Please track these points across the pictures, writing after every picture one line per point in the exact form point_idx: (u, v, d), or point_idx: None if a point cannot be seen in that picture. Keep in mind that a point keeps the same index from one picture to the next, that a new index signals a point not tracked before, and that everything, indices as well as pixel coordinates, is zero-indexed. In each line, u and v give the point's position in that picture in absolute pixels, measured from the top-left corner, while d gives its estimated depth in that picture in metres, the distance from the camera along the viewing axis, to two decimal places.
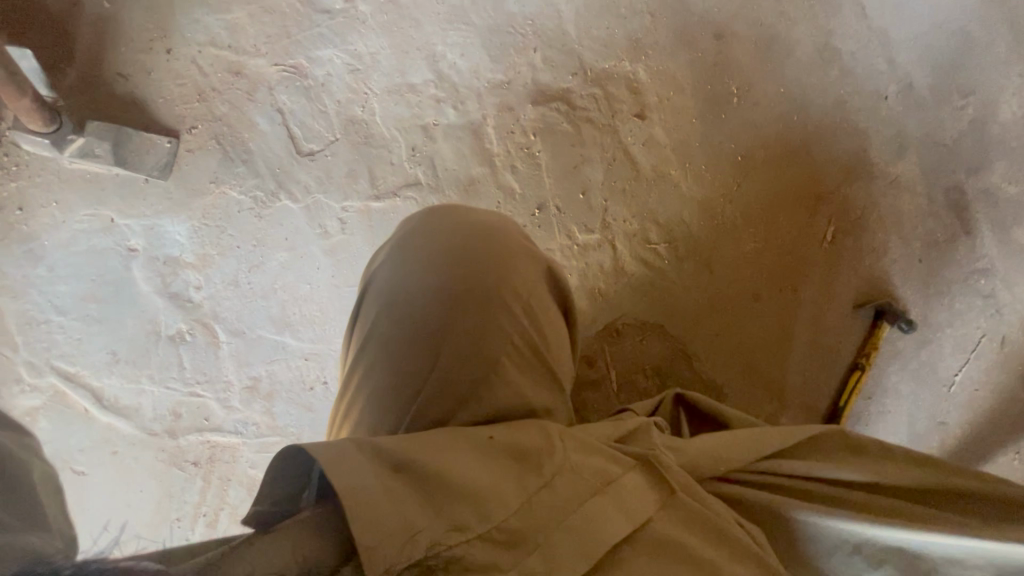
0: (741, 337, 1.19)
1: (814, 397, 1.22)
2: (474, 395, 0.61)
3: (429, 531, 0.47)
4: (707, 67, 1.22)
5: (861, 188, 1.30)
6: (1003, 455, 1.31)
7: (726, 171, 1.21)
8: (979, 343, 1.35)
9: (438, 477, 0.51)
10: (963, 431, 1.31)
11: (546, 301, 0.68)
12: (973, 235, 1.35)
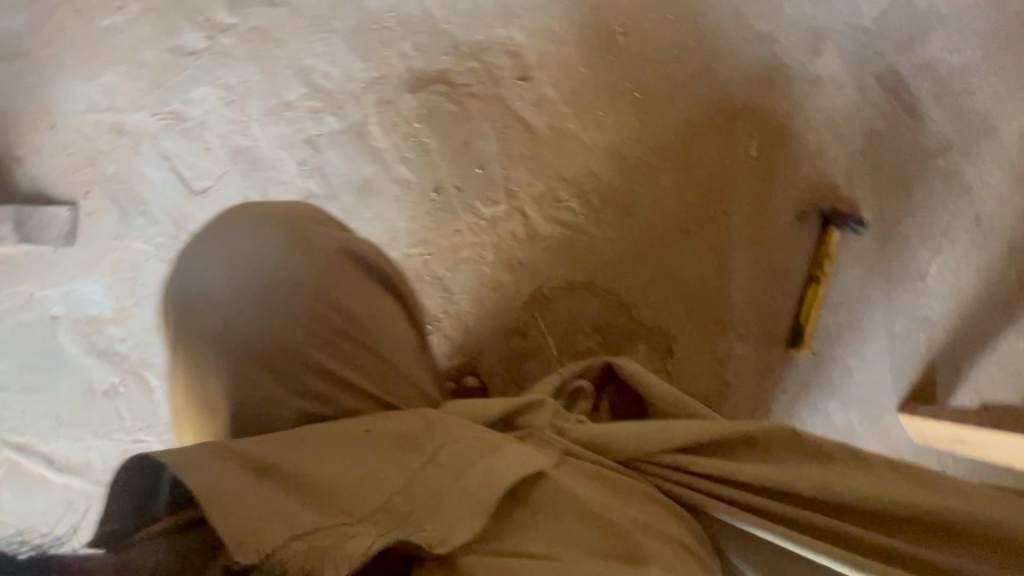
0: (678, 275, 1.15)
1: (771, 320, 1.16)
2: (291, 382, 0.70)
3: (308, 523, 0.56)
4: (587, 12, 1.19)
5: (780, 95, 1.24)
6: (998, 339, 1.22)
7: (628, 112, 1.18)
8: (948, 227, 1.26)
9: (317, 472, 0.60)
10: (949, 322, 1.22)
11: (354, 279, 0.75)
12: (916, 117, 1.27)
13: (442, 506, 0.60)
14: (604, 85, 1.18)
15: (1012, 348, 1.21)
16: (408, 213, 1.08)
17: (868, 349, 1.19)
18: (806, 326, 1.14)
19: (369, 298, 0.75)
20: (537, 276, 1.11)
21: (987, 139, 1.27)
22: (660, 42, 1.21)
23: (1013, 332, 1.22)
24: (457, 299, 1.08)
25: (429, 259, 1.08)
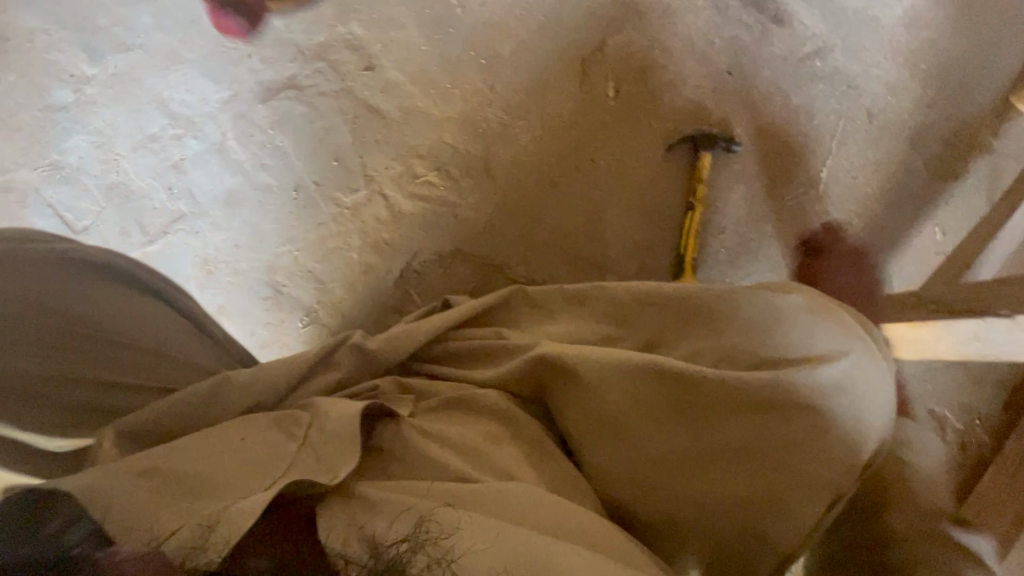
0: (548, 228, 1.15)
1: (651, 256, 1.14)
2: (71, 404, 0.69)
3: (180, 517, 0.52)
4: None
5: (634, 29, 1.20)
6: (900, 234, 1.16)
7: (477, 79, 1.19)
8: (837, 129, 1.19)
9: (191, 474, 0.57)
10: (851, 226, 1.15)
11: (116, 289, 0.75)
12: (785, 21, 1.20)
13: (325, 460, 0.61)
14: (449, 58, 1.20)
15: (913, 241, 1.15)
16: (272, 215, 1.13)
17: (763, 268, 1.14)
18: (687, 254, 1.11)
19: (119, 306, 0.73)
20: (406, 252, 1.13)
21: (863, 29, 1.20)
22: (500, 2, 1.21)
23: (913, 226, 1.16)
24: (328, 287, 1.12)
25: (298, 255, 1.12)
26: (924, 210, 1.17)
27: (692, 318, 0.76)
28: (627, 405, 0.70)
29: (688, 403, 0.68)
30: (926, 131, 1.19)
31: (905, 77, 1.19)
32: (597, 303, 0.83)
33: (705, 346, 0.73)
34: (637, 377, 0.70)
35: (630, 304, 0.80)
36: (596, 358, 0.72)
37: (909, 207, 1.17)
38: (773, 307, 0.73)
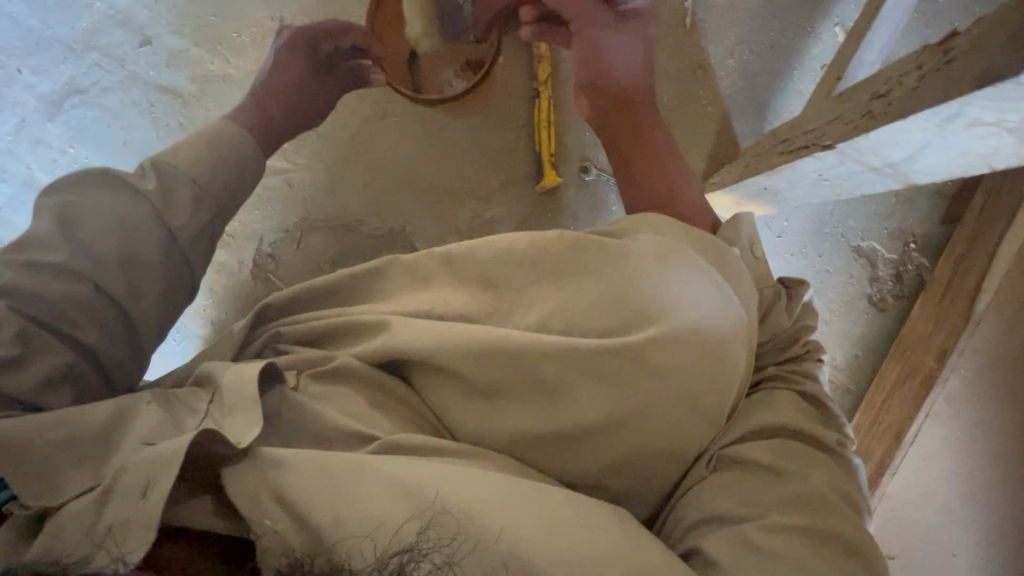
0: (391, 167, 1.02)
1: (509, 164, 1.00)
2: None
3: (116, 504, 0.42)
4: None
5: None
6: (796, 51, 0.96)
7: (265, 16, 1.02)
8: None
9: (100, 433, 0.47)
10: (733, 59, 0.96)
11: None
12: None
13: (229, 427, 0.48)
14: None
15: (813, 56, 0.95)
16: None
17: None
18: (544, 152, 0.97)
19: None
20: (252, 238, 1.05)
21: None
22: None
23: (808, 35, 0.95)
24: None
25: None
26: (818, 7, 0.95)
27: (552, 267, 0.57)
28: (473, 383, 0.54)
29: (546, 372, 0.52)
30: None
31: None
32: (447, 270, 0.60)
33: (559, 307, 0.54)
34: (486, 362, 0.53)
35: (484, 266, 0.58)
36: (424, 336, 0.55)
37: (802, 12, 0.95)
38: (632, 247, 0.55)
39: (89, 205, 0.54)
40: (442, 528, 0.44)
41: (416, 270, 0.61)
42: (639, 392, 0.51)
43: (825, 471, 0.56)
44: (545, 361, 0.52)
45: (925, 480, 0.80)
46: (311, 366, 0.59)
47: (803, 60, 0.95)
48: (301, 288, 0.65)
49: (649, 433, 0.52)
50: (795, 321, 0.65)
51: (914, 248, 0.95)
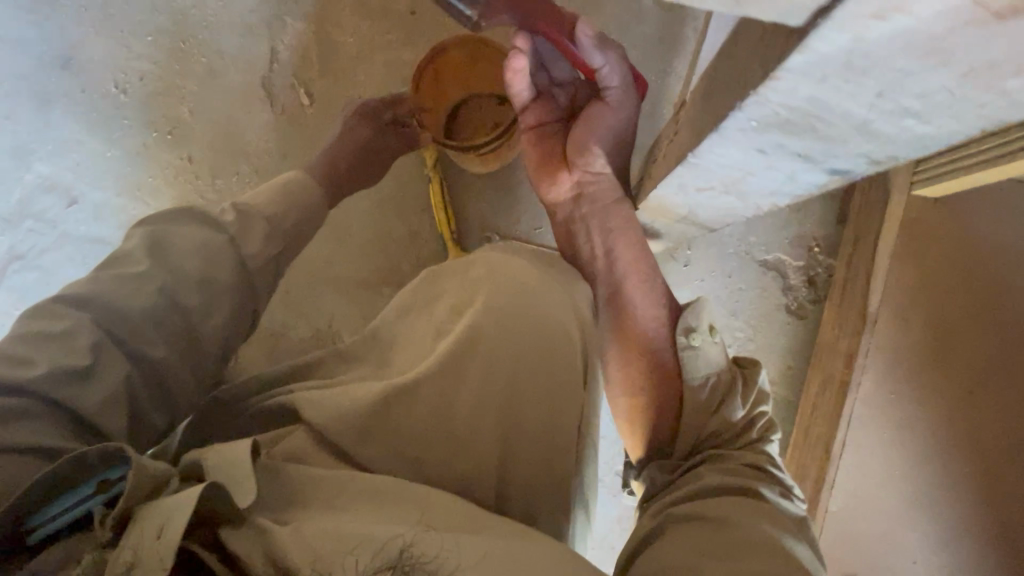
0: (310, 271, 1.07)
1: (418, 247, 1.05)
2: None
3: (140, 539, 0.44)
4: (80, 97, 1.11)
5: (296, 22, 1.08)
6: (659, 92, 1.01)
7: (174, 156, 1.09)
8: None
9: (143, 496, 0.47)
10: None
11: None
12: None
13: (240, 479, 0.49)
14: (136, 148, 1.10)
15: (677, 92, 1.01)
16: None
17: (530, 202, 1.01)
18: (444, 231, 1.01)
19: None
20: None
21: None
22: (157, 65, 1.09)
23: (668, 76, 1.01)
24: None
25: None
26: (672, 50, 1.01)
27: (421, 312, 0.67)
28: (388, 427, 0.57)
29: (417, 403, 0.58)
30: None
31: None
32: (367, 347, 0.67)
33: (430, 339, 0.63)
34: (406, 409, 0.58)
35: (395, 331, 0.67)
36: (343, 397, 0.59)
37: (657, 57, 1.01)
38: (488, 271, 0.64)
39: (178, 241, 0.61)
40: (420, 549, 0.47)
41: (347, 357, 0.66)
42: (510, 389, 0.59)
43: (764, 514, 0.55)
44: (427, 400, 0.58)
45: (866, 486, 0.79)
46: (273, 444, 0.60)
47: (669, 98, 1.01)
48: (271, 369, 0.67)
49: (523, 415, 0.58)
50: (749, 408, 0.67)
51: (817, 251, 0.96)
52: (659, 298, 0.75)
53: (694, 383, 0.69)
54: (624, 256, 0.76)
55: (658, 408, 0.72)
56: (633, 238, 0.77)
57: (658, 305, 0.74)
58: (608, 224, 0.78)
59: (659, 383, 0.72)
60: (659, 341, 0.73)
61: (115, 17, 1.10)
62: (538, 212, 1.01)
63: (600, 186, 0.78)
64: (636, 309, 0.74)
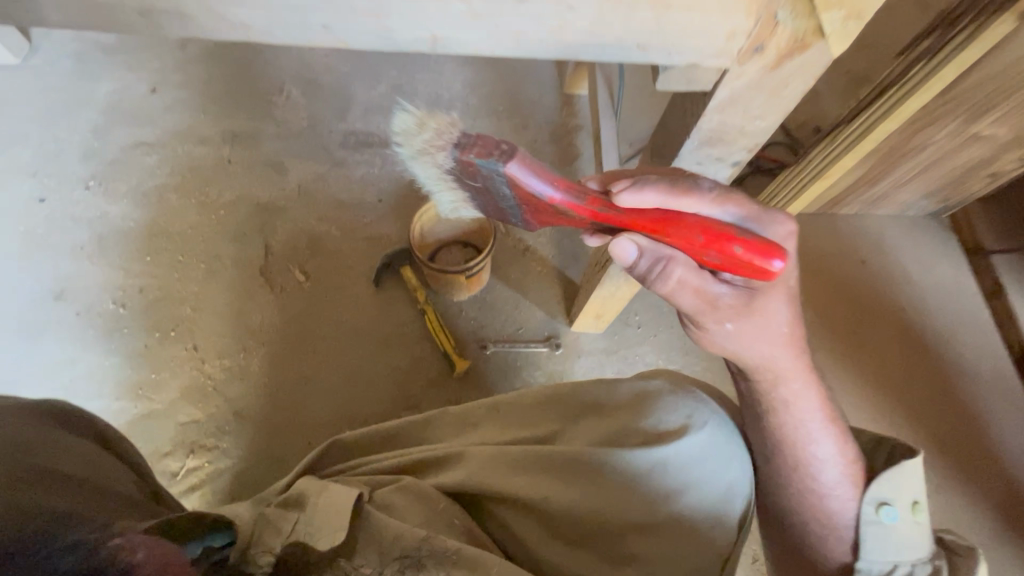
0: (329, 419, 1.16)
1: (424, 370, 1.20)
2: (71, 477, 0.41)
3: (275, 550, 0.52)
4: (80, 320, 1.21)
5: (285, 222, 1.33)
6: None
7: (179, 349, 1.19)
8: None
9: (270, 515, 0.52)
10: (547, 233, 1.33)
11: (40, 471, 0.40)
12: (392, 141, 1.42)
13: (330, 518, 0.55)
14: (137, 352, 1.19)
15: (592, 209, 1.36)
16: None
17: (510, 310, 1.26)
18: (447, 347, 1.18)
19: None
20: None
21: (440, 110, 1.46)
22: (155, 278, 1.26)
23: None
24: None
25: None
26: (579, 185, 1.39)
27: (566, 409, 0.72)
28: (511, 488, 0.64)
29: (564, 480, 0.63)
30: (535, 144, 1.44)
31: (490, 125, 1.45)
32: (482, 417, 0.75)
33: (597, 442, 0.68)
34: (524, 468, 0.66)
35: (538, 417, 0.73)
36: (481, 452, 0.68)
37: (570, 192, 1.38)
38: (639, 391, 0.71)
39: None
40: (432, 554, 0.54)
41: (465, 418, 0.76)
42: (653, 515, 0.62)
43: None
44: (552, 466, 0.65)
45: None
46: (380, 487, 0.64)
47: None
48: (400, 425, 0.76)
49: (664, 544, 0.61)
50: None
51: None
52: (840, 461, 0.60)
53: (873, 573, 0.58)
54: (797, 426, 0.61)
55: (826, 549, 0.61)
56: (820, 417, 0.61)
57: (831, 469, 0.60)
58: (776, 398, 0.61)
59: (832, 535, 0.60)
60: (842, 511, 0.60)
61: (118, 250, 1.28)
62: (518, 318, 1.26)
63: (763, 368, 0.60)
64: (804, 475, 0.61)
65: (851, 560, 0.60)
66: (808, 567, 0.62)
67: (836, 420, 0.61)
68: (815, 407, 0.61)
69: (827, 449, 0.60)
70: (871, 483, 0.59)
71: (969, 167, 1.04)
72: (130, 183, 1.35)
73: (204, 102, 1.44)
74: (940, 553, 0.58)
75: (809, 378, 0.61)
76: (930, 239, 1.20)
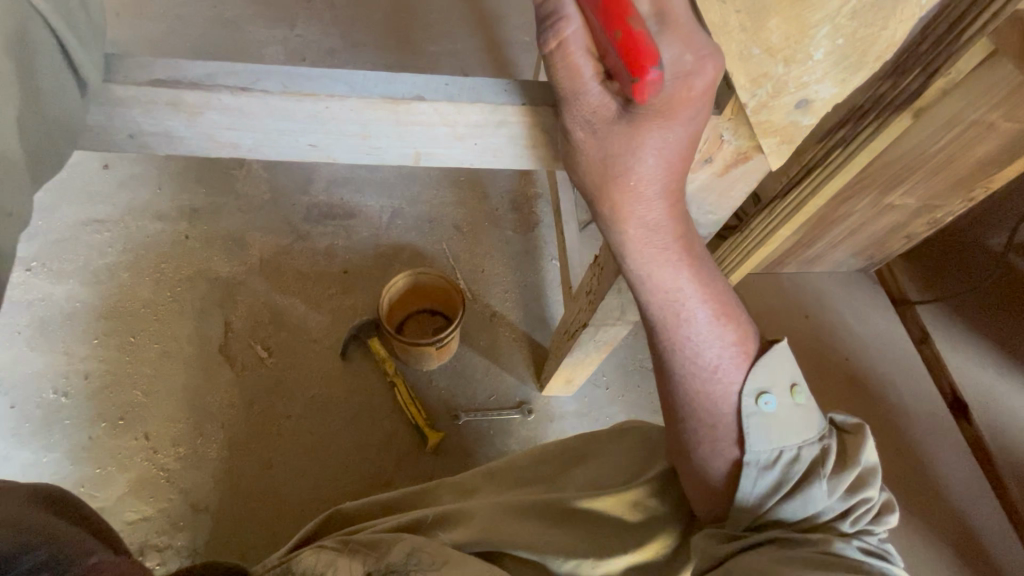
0: (294, 502, 1.10)
1: (396, 443, 1.18)
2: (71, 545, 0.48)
3: None
4: (17, 413, 1.14)
5: (246, 296, 1.30)
6: (545, 277, 1.40)
7: (128, 440, 1.13)
8: (450, 247, 1.42)
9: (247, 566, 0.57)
10: (514, 299, 1.37)
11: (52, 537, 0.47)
12: (357, 213, 1.43)
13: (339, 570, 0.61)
14: (80, 445, 1.12)
15: (556, 274, 1.41)
16: None
17: (480, 377, 1.27)
18: (419, 421, 1.16)
19: None
20: None
21: (403, 183, 1.48)
22: (103, 363, 1.19)
23: (547, 264, 1.42)
24: None
25: None
26: (543, 250, 1.43)
27: (557, 465, 0.78)
28: (499, 537, 0.67)
29: (557, 525, 0.68)
30: (497, 213, 1.48)
31: (452, 196, 1.48)
32: (479, 482, 0.81)
33: (581, 486, 0.73)
34: (516, 513, 0.70)
35: (529, 475, 0.78)
36: (477, 504, 0.73)
37: (534, 258, 1.42)
38: (620, 438, 0.77)
39: None
40: (417, 565, 0.62)
41: (465, 486, 0.80)
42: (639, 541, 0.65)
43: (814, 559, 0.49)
44: (538, 510, 0.70)
45: None
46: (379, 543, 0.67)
47: (554, 279, 1.40)
48: (404, 493, 0.83)
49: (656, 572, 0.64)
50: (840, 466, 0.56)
51: None
52: (717, 343, 0.58)
53: (761, 462, 0.56)
54: (672, 300, 0.58)
55: (713, 443, 0.59)
56: (698, 296, 0.58)
57: (708, 351, 0.58)
58: (649, 270, 0.57)
59: (718, 425, 0.59)
60: (725, 398, 0.59)
61: (62, 332, 1.22)
62: (488, 385, 1.26)
63: (630, 224, 0.54)
64: (680, 353, 0.60)
65: (740, 455, 0.58)
66: (696, 473, 0.60)
67: (720, 306, 0.59)
68: (693, 280, 0.58)
69: (703, 330, 0.58)
70: (750, 373, 0.58)
71: (886, 231, 1.16)
72: (76, 261, 1.30)
73: (162, 175, 1.42)
74: (832, 432, 0.58)
75: (689, 254, 0.57)
76: (863, 293, 1.31)
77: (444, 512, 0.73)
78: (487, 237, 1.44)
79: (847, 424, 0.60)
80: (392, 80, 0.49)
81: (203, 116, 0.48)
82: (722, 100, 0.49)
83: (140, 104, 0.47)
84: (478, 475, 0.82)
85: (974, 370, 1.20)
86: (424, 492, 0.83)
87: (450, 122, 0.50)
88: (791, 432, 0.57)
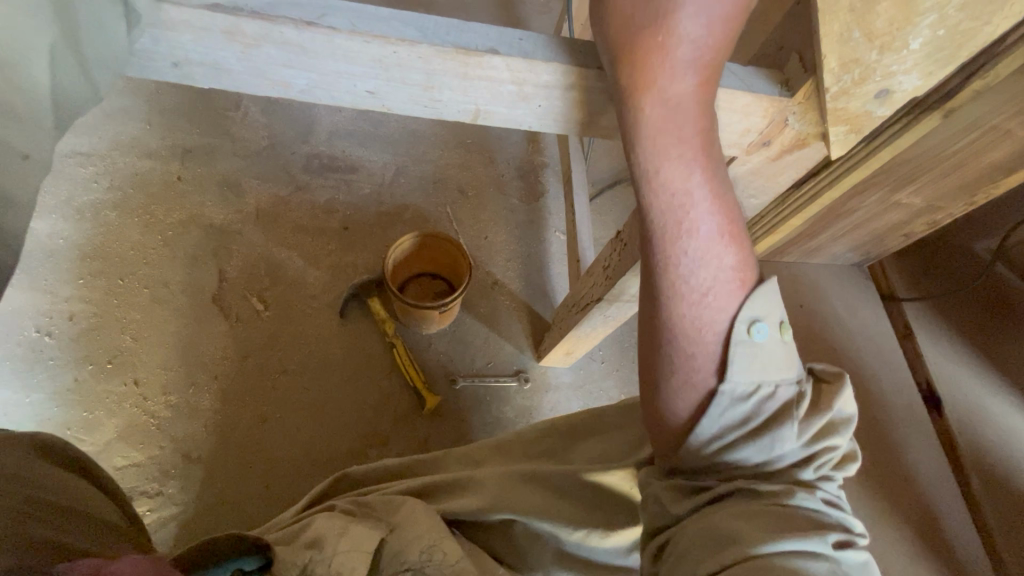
0: (287, 459, 1.10)
1: (393, 406, 1.18)
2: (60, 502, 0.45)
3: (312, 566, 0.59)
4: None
5: (242, 245, 1.26)
6: (547, 248, 1.39)
7: (117, 384, 1.10)
8: (455, 211, 1.39)
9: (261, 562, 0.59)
10: (516, 268, 1.36)
11: (52, 478, 0.47)
12: (359, 167, 1.38)
13: (355, 532, 0.64)
14: (65, 387, 1.08)
15: (559, 246, 1.40)
16: None
17: (479, 344, 1.27)
18: (417, 383, 1.16)
19: None
20: None
21: (408, 140, 1.44)
22: (89, 304, 1.15)
23: (549, 237, 1.40)
24: None
25: None
26: (547, 222, 1.42)
27: (563, 440, 0.79)
28: (505, 505, 0.69)
29: (561, 497, 0.70)
30: (503, 178, 1.45)
31: (458, 158, 1.45)
32: (484, 453, 0.82)
33: (589, 458, 0.74)
34: (520, 484, 0.72)
35: (539, 448, 0.80)
36: (485, 473, 0.75)
37: (539, 228, 1.41)
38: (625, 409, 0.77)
39: None
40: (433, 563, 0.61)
41: (470, 456, 0.83)
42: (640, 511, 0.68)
43: (771, 522, 0.48)
44: (543, 481, 0.72)
45: None
46: (391, 513, 0.69)
47: (556, 252, 1.39)
48: (405, 460, 0.85)
49: None
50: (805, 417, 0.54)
51: None
52: (716, 263, 0.55)
53: (736, 394, 0.54)
54: (677, 205, 0.53)
55: (689, 370, 0.56)
56: (707, 206, 0.53)
57: (703, 270, 0.54)
58: (659, 163, 0.51)
59: (700, 351, 0.56)
60: (713, 324, 0.55)
61: (43, 270, 1.16)
62: (485, 352, 1.26)
63: (649, 98, 0.49)
64: (674, 268, 0.55)
65: (716, 387, 0.56)
66: (666, 402, 0.58)
67: (727, 222, 0.54)
68: (707, 184, 0.52)
69: (704, 245, 0.54)
70: (744, 303, 0.55)
71: (886, 229, 1.18)
72: (60, 195, 1.22)
73: (153, 111, 1.34)
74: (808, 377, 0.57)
75: (706, 152, 0.51)
76: (855, 287, 1.35)
77: (451, 483, 0.76)
78: (493, 203, 1.42)
79: (825, 372, 0.59)
80: (465, 30, 0.48)
81: (259, 49, 0.46)
82: (795, 84, 0.53)
83: (192, 29, 0.45)
84: (482, 445, 0.84)
85: (952, 367, 1.25)
86: (430, 459, 0.85)
87: (519, 80, 0.50)
88: (773, 371, 0.55)
